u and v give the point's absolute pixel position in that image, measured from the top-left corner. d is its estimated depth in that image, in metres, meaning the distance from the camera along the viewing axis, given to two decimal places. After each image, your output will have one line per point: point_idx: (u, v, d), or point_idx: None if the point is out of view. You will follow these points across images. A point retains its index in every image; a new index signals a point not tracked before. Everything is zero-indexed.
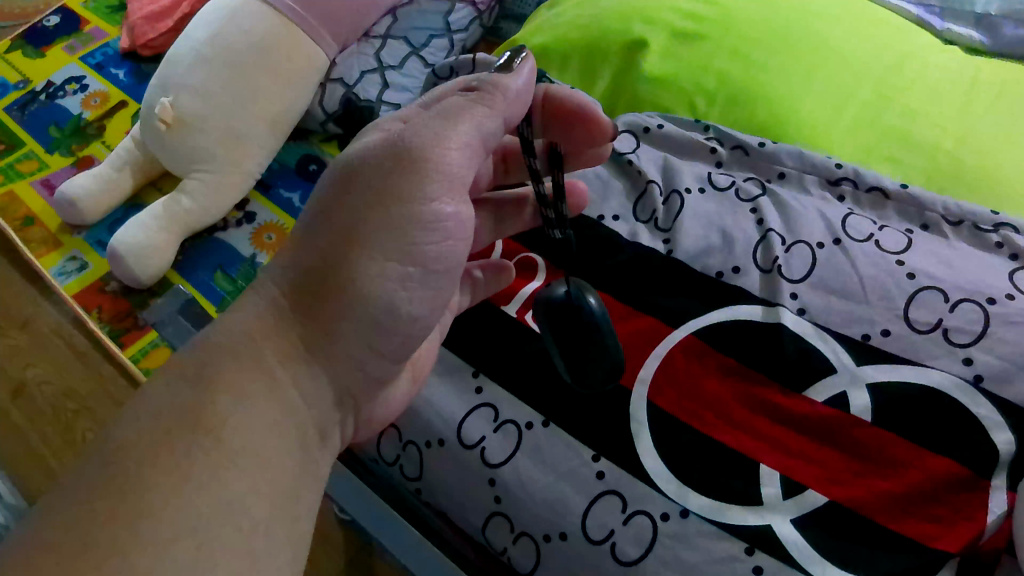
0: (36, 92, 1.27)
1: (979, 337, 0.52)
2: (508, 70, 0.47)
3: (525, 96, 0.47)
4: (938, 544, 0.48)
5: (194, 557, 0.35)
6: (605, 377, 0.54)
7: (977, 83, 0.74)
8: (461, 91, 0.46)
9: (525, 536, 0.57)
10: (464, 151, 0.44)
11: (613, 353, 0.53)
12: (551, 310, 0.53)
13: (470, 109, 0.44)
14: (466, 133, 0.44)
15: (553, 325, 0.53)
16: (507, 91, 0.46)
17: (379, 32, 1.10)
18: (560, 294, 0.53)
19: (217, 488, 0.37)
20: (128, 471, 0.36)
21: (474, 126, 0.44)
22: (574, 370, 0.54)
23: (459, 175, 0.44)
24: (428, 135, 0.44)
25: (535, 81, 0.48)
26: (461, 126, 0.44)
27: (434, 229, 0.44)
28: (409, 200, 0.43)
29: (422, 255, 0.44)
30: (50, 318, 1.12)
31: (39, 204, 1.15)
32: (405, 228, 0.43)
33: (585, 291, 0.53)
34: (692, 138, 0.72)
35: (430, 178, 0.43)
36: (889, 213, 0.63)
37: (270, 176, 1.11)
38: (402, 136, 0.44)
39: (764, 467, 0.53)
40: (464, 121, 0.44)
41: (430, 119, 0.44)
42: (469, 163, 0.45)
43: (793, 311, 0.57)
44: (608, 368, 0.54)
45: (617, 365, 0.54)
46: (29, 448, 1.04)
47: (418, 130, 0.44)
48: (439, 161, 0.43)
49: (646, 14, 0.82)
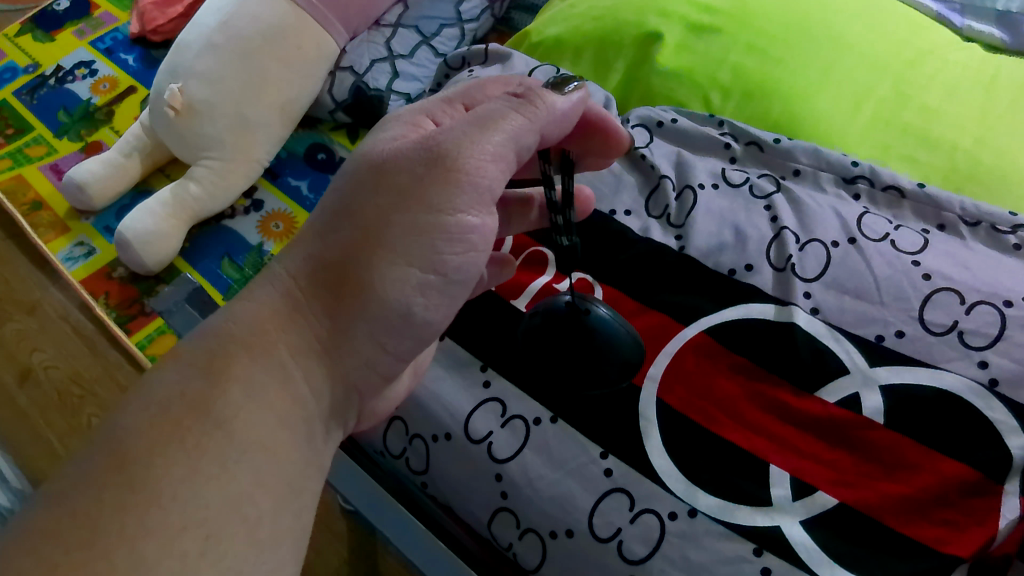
0: (45, 76, 1.27)
1: (995, 340, 0.52)
2: (556, 90, 0.47)
3: (567, 118, 0.47)
4: (949, 549, 0.47)
5: (203, 546, 0.35)
6: (622, 374, 0.56)
7: (998, 83, 0.73)
8: (506, 97, 0.46)
9: (530, 532, 0.56)
10: (498, 163, 0.43)
11: (630, 350, 0.56)
12: (554, 316, 0.56)
13: (512, 120, 0.44)
14: (500, 143, 0.43)
15: (555, 330, 0.56)
16: (551, 109, 0.46)
17: (390, 20, 1.09)
18: (564, 303, 0.56)
19: (226, 480, 0.37)
20: (138, 459, 0.36)
21: (510, 137, 0.43)
22: (590, 377, 0.56)
23: (488, 187, 0.43)
24: (464, 142, 0.42)
25: (582, 107, 0.49)
26: (499, 136, 0.43)
27: (457, 240, 0.43)
28: (437, 208, 0.42)
29: (443, 263, 0.44)
30: (58, 302, 1.13)
31: (46, 188, 1.15)
32: (428, 237, 0.42)
33: (591, 304, 0.56)
34: (706, 132, 0.71)
35: (461, 189, 0.42)
36: (905, 212, 0.62)
37: (279, 165, 1.11)
38: (436, 139, 0.43)
39: (775, 469, 0.53)
40: (502, 132, 0.43)
41: (467, 124, 0.43)
42: (501, 176, 0.44)
43: (806, 311, 0.57)
44: (621, 364, 0.56)
45: (633, 361, 0.56)
46: (35, 433, 1.04)
47: (454, 135, 0.43)
48: (473, 172, 0.42)
49: (661, 6, 0.80)
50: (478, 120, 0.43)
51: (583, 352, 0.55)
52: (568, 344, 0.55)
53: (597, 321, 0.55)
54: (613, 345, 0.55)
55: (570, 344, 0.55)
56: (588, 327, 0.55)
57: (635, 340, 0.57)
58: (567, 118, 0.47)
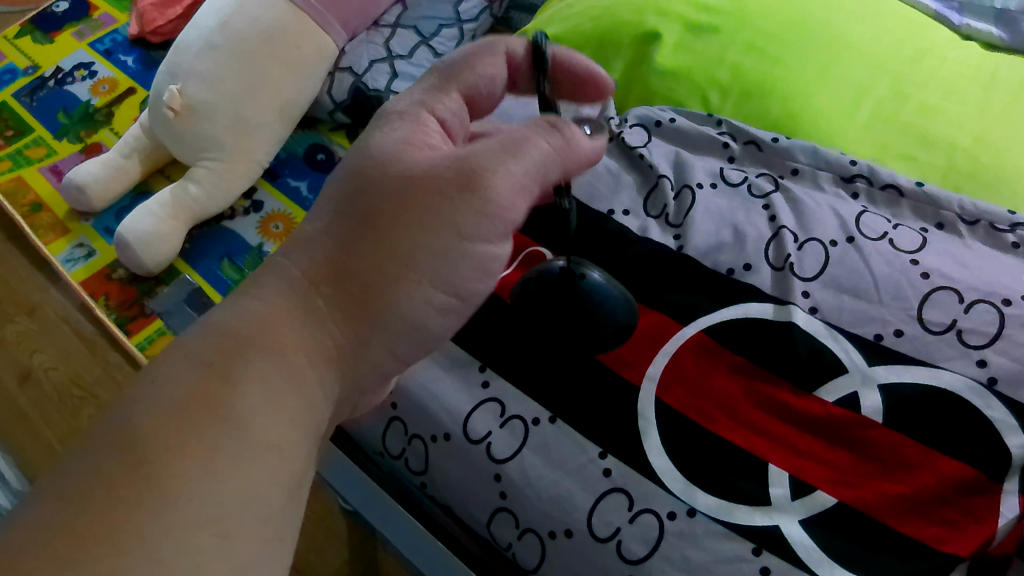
0: (45, 78, 1.27)
1: (994, 339, 0.52)
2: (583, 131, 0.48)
3: (591, 156, 0.48)
4: (948, 548, 0.47)
5: (216, 544, 0.33)
6: (615, 338, 0.57)
7: (997, 81, 0.73)
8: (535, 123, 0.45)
9: (529, 531, 0.56)
10: (522, 197, 0.43)
11: (624, 315, 0.57)
12: (548, 283, 0.56)
13: (541, 154, 0.44)
14: (526, 175, 0.43)
15: (549, 297, 0.56)
16: (579, 149, 0.46)
17: (389, 20, 1.10)
18: (559, 268, 0.56)
19: (238, 476, 0.35)
20: (151, 452, 0.34)
21: (537, 171, 0.43)
22: (585, 343, 0.57)
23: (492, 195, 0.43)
24: (493, 167, 0.42)
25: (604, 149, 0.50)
26: (526, 169, 0.43)
27: None
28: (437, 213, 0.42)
29: None
30: (58, 304, 1.13)
31: (46, 190, 1.15)
32: None
33: (584, 266, 0.56)
34: (704, 132, 0.71)
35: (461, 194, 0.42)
36: (903, 211, 0.62)
37: (278, 165, 1.11)
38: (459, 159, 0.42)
39: (773, 468, 0.53)
40: (530, 165, 0.43)
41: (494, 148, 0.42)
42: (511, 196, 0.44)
43: (805, 310, 0.57)
44: (616, 330, 0.57)
45: (627, 326, 0.58)
46: (36, 435, 1.04)
47: (483, 160, 0.42)
48: (496, 200, 0.42)
49: (659, 6, 0.80)
50: (512, 138, 0.43)
51: (579, 321, 0.56)
52: (562, 312, 0.56)
53: (591, 285, 0.56)
54: (608, 313, 0.56)
55: (565, 313, 0.56)
56: (584, 294, 0.55)
57: (630, 306, 0.58)
58: (591, 156, 0.48)
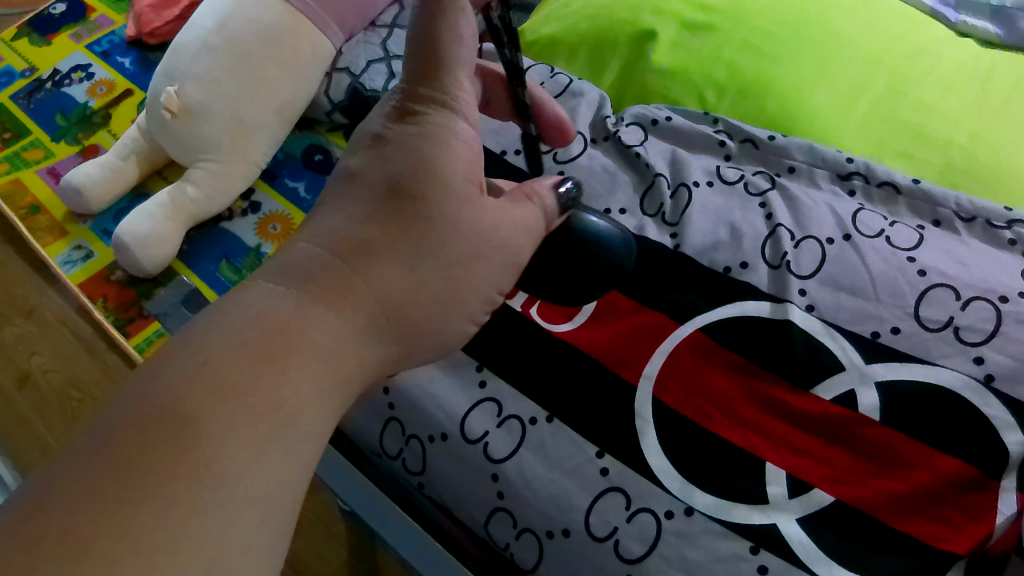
0: (42, 80, 1.27)
1: (991, 336, 0.52)
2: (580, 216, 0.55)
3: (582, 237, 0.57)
4: (946, 546, 0.48)
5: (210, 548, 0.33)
6: (613, 277, 0.58)
7: (994, 78, 0.73)
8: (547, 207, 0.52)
9: (527, 531, 0.56)
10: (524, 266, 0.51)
11: (622, 256, 0.59)
12: (556, 242, 0.55)
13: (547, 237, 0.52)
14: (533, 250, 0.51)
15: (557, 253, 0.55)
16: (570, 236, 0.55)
17: (385, 21, 1.10)
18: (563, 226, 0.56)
19: (255, 476, 0.34)
20: (157, 442, 0.33)
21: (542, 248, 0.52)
22: (585, 291, 0.58)
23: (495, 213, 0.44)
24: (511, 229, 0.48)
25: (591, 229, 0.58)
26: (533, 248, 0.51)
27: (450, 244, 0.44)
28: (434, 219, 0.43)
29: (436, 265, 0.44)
30: (56, 306, 1.13)
31: (44, 192, 1.15)
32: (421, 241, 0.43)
33: (585, 210, 0.58)
34: (700, 130, 0.71)
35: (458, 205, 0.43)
36: (900, 208, 0.62)
37: (276, 166, 1.10)
38: (473, 203, 0.46)
39: (770, 467, 0.52)
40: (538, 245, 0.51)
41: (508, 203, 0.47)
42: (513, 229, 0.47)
43: (802, 308, 0.57)
44: (614, 270, 0.58)
45: (624, 267, 0.59)
46: (35, 437, 1.04)
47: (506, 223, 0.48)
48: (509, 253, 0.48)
49: (656, 4, 0.80)
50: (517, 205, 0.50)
51: (582, 264, 0.56)
52: (567, 256, 0.56)
53: (592, 229, 0.57)
54: (608, 253, 0.58)
55: (569, 258, 0.56)
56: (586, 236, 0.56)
57: (627, 247, 0.60)
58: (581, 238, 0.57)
